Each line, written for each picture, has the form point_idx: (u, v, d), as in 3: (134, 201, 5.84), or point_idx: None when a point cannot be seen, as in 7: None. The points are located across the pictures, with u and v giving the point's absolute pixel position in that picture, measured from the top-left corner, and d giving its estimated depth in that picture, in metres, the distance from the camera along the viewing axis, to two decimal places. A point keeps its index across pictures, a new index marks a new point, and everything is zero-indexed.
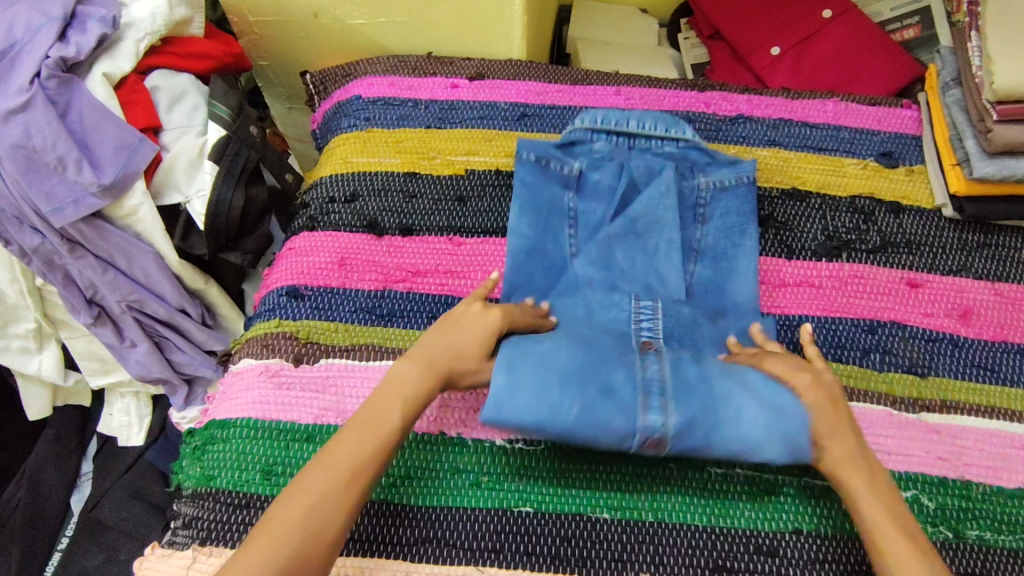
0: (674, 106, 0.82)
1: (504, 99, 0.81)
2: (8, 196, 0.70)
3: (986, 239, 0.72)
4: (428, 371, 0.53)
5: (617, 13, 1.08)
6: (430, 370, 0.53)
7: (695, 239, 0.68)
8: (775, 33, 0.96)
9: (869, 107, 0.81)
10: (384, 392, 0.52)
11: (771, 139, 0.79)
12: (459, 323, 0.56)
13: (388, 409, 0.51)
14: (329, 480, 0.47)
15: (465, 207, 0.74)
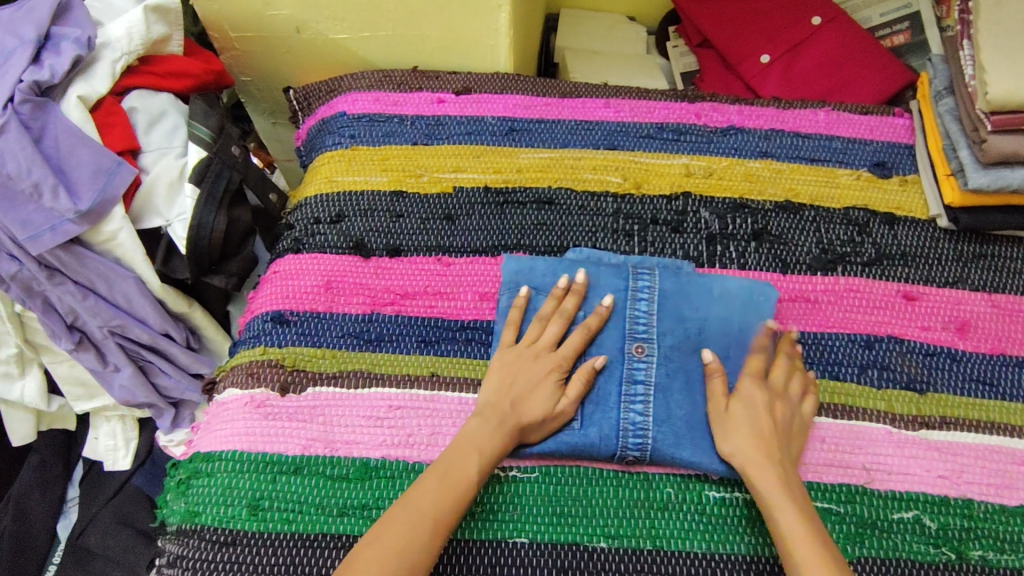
0: (664, 118, 0.80)
1: (491, 114, 0.80)
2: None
3: (982, 249, 0.71)
4: (490, 423, 0.56)
5: (605, 22, 1.07)
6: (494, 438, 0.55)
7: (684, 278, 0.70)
8: (765, 41, 0.95)
9: (861, 115, 0.81)
10: (453, 450, 0.55)
11: (762, 151, 0.78)
12: (515, 374, 0.59)
13: (465, 460, 0.54)
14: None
15: (453, 226, 0.72)
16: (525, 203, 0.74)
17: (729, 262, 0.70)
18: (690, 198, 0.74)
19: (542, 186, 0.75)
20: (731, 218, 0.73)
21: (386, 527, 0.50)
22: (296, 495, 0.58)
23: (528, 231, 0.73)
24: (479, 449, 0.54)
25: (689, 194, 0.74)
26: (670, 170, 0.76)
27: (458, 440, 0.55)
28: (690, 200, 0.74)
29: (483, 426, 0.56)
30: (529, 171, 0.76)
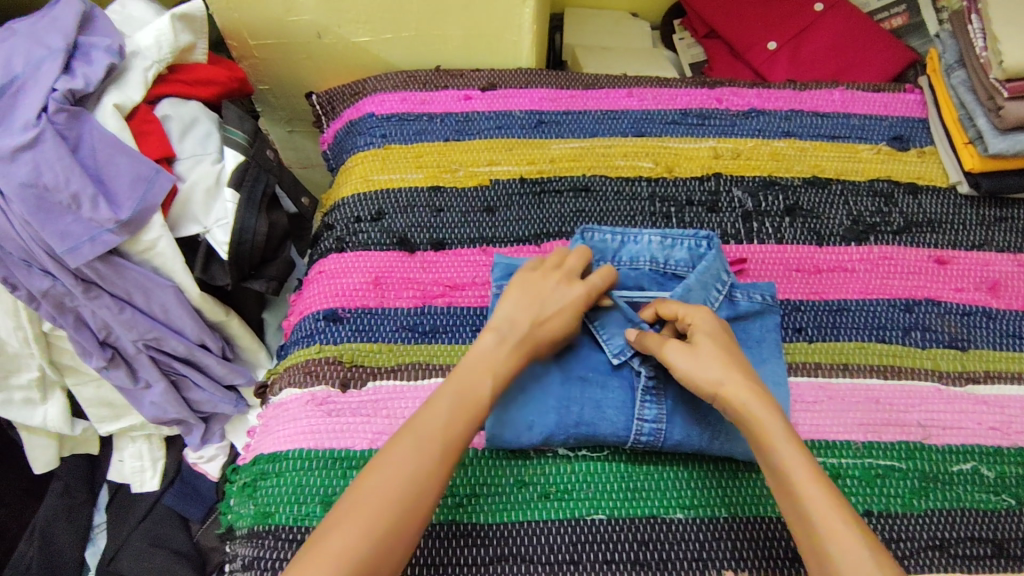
0: (686, 104, 0.83)
1: (518, 108, 0.81)
2: (18, 239, 0.67)
3: (1001, 212, 0.75)
4: (507, 343, 0.55)
5: (610, 19, 1.10)
6: (509, 349, 0.55)
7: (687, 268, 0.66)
8: (770, 29, 0.98)
9: (874, 93, 0.84)
10: (468, 367, 0.54)
11: (785, 130, 0.80)
12: (543, 296, 0.58)
13: (478, 380, 0.52)
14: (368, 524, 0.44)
15: (493, 218, 0.73)
16: (562, 191, 0.75)
17: (767, 237, 0.72)
18: (722, 178, 0.76)
19: (578, 175, 0.76)
20: (763, 195, 0.75)
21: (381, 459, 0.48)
22: None
23: (568, 218, 0.74)
24: (491, 370, 0.53)
25: (720, 175, 0.76)
26: (699, 153, 0.78)
27: (469, 361, 0.54)
28: (721, 180, 0.76)
29: (501, 346, 0.55)
30: (562, 161, 0.78)
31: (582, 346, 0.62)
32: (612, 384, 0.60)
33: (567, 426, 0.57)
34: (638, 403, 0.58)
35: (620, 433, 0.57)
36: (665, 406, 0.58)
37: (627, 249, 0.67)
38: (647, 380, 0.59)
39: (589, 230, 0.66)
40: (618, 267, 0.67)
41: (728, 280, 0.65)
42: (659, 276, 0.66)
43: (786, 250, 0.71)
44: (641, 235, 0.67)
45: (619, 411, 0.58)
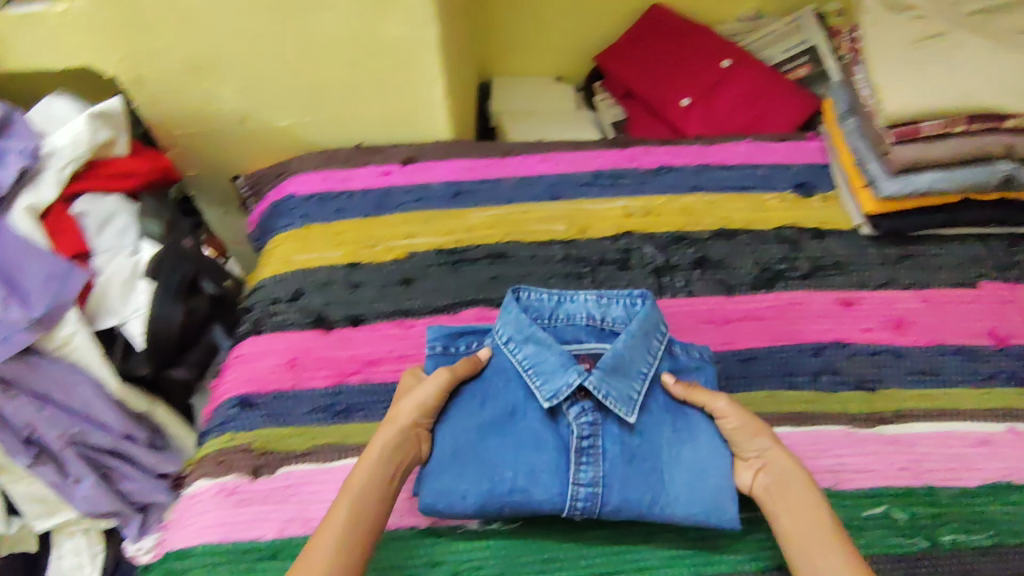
0: (600, 165, 0.85)
1: (436, 179, 0.84)
2: None
3: (904, 250, 0.77)
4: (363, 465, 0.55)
5: (535, 85, 1.14)
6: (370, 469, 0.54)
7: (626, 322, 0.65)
8: (682, 87, 1.02)
9: (779, 143, 0.87)
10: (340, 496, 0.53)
11: (694, 184, 0.83)
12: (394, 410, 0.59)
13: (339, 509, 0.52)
14: None
15: (409, 289, 0.74)
16: (478, 259, 0.77)
17: (678, 291, 0.73)
18: (633, 237, 0.78)
19: (493, 243, 0.78)
20: (672, 250, 0.77)
21: None
22: None
23: (483, 286, 0.75)
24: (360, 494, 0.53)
25: (631, 234, 0.79)
26: (611, 212, 0.81)
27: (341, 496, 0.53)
28: (632, 239, 0.78)
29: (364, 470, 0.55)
30: (479, 229, 0.79)
31: (519, 406, 0.60)
32: (548, 446, 0.58)
33: (501, 494, 0.56)
34: (574, 467, 0.57)
35: (555, 499, 0.56)
36: (602, 467, 0.57)
37: (565, 307, 0.66)
38: (584, 440, 0.58)
39: (525, 288, 0.65)
40: (558, 323, 0.65)
41: (667, 330, 0.65)
42: (598, 333, 0.65)
43: (696, 304, 0.72)
44: (578, 294, 0.66)
45: (553, 476, 0.57)
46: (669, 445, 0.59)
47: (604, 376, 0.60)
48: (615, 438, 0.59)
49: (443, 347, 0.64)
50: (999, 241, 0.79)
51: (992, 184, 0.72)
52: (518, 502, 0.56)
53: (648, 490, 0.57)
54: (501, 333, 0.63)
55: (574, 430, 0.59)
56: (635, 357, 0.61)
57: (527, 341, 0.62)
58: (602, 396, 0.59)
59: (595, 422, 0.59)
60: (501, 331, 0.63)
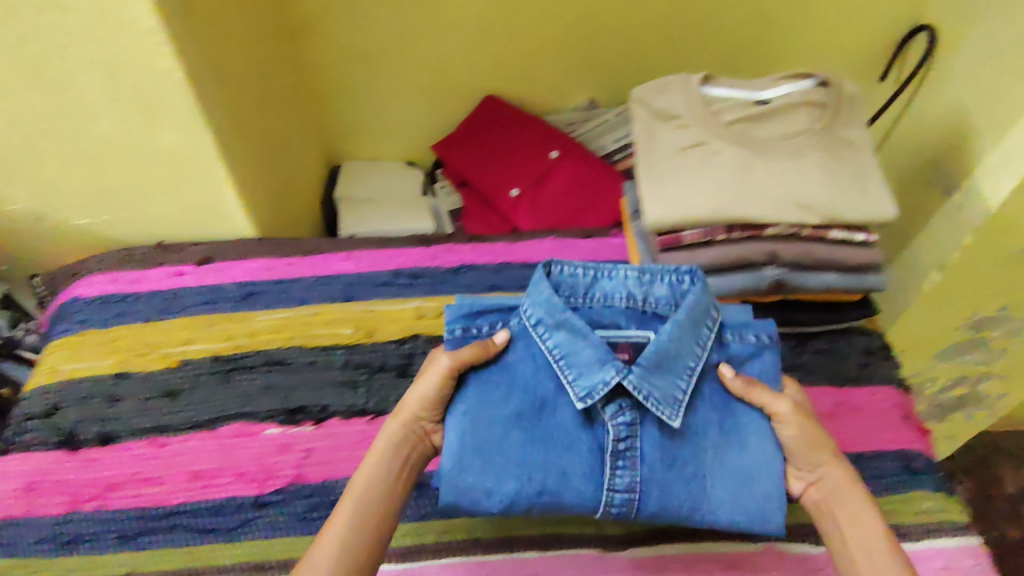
0: (401, 265, 0.84)
1: (230, 280, 0.82)
2: None
3: None
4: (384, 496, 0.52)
5: (384, 171, 1.15)
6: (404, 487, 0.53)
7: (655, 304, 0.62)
8: (512, 178, 1.03)
9: (584, 239, 0.88)
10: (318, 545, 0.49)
11: (492, 284, 0.83)
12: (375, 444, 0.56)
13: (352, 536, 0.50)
14: None
15: (173, 402, 0.72)
16: (254, 367, 0.75)
17: None
18: (420, 340, 0.77)
19: (273, 349, 0.76)
20: None
21: None
22: None
23: (253, 397, 0.73)
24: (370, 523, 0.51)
25: (418, 336, 0.77)
26: (402, 315, 0.79)
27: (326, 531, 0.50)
28: (418, 342, 0.77)
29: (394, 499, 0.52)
30: (262, 334, 0.77)
31: (551, 398, 0.58)
32: (581, 446, 0.56)
33: (529, 496, 0.55)
34: (607, 471, 0.56)
35: (588, 503, 0.55)
36: (639, 471, 0.55)
37: (601, 285, 0.62)
38: (621, 442, 0.56)
39: (560, 263, 0.61)
40: (593, 304, 0.62)
41: (718, 317, 0.62)
42: (639, 315, 0.62)
43: None
44: (617, 270, 0.62)
45: (586, 478, 0.56)
46: (750, 442, 0.56)
47: (644, 373, 0.56)
48: (654, 440, 0.56)
49: (464, 331, 0.61)
50: (788, 340, 0.79)
51: (761, 289, 0.72)
52: (545, 500, 0.55)
53: (695, 494, 0.55)
54: (530, 315, 0.60)
55: (605, 442, 0.56)
56: (680, 350, 0.58)
57: (558, 326, 0.59)
58: (643, 398, 0.56)
59: (633, 423, 0.56)
60: (531, 312, 0.60)
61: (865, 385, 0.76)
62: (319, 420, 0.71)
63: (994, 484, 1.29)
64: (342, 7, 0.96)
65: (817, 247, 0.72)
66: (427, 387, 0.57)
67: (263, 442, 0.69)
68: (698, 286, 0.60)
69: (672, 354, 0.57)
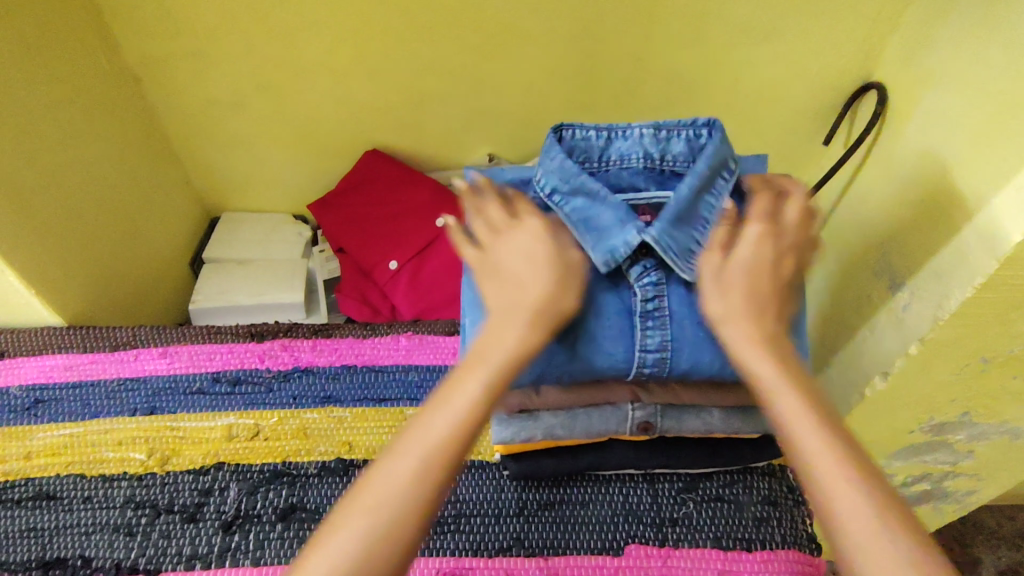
0: (223, 365, 0.72)
1: (18, 382, 0.70)
2: None
3: (552, 495, 0.64)
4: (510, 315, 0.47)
5: (264, 226, 1.02)
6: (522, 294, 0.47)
7: (656, 157, 0.58)
8: (392, 247, 0.89)
9: (447, 336, 0.76)
10: (494, 326, 0.46)
11: (325, 395, 0.70)
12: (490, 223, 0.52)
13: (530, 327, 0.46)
14: (408, 491, 0.41)
15: None
16: (19, 501, 0.62)
17: (241, 558, 0.58)
18: (222, 470, 0.64)
19: (46, 477, 0.64)
20: (261, 494, 0.62)
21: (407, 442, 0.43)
22: None
23: (10, 541, 0.60)
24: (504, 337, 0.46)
25: (222, 465, 0.64)
26: (208, 436, 0.66)
27: (499, 316, 0.47)
28: (221, 473, 0.64)
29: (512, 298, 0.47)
30: (38, 456, 0.65)
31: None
32: (609, 306, 0.52)
33: (558, 363, 0.52)
34: (639, 328, 0.52)
35: (620, 364, 0.52)
36: (670, 328, 0.52)
37: (616, 147, 0.59)
38: (649, 301, 0.52)
39: (569, 127, 0.58)
40: (608, 168, 0.58)
41: (733, 170, 0.58)
42: (656, 176, 0.58)
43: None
44: (630, 129, 0.58)
45: (618, 339, 0.52)
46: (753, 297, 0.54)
47: (667, 228, 0.52)
48: (682, 296, 0.53)
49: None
50: (673, 482, 0.65)
51: (625, 431, 0.60)
52: (579, 365, 0.52)
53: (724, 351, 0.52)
54: (543, 185, 0.57)
55: (637, 297, 0.52)
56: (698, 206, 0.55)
57: (573, 194, 0.56)
58: (665, 253, 0.52)
59: (660, 281, 0.53)
60: (543, 181, 0.57)
61: (762, 549, 0.61)
62: None
63: (971, 567, 1.13)
64: (186, 50, 0.83)
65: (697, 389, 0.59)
66: (531, 239, 0.50)
67: None
68: (716, 138, 0.57)
69: (690, 203, 0.54)
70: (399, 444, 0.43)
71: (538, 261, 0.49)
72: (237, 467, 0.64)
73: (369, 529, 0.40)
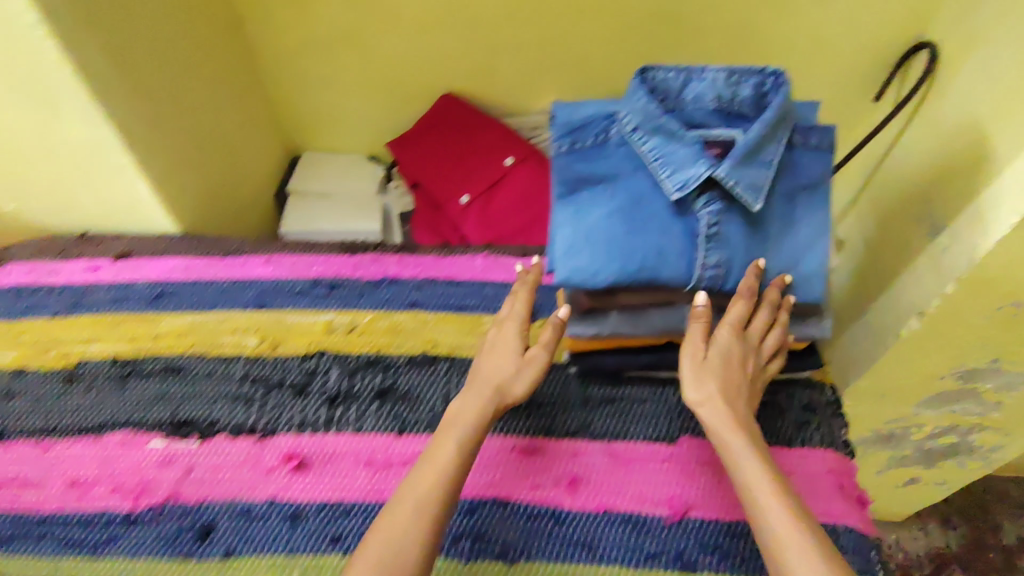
0: (319, 273, 0.81)
1: (144, 278, 0.80)
2: None
3: (612, 392, 0.71)
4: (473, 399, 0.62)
5: (341, 164, 1.11)
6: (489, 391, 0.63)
7: (728, 101, 0.64)
8: (463, 182, 0.97)
9: (518, 258, 0.83)
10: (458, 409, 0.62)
11: (411, 301, 0.78)
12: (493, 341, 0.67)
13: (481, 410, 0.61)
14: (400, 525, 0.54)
15: (63, 402, 0.70)
16: (150, 373, 0.72)
17: (346, 426, 0.68)
18: (325, 356, 0.73)
19: (173, 355, 0.74)
20: (358, 377, 0.72)
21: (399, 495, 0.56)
22: None
23: (144, 405, 0.70)
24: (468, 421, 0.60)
25: (324, 353, 0.74)
26: (311, 328, 0.76)
27: (465, 402, 0.62)
28: (323, 359, 0.73)
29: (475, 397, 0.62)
30: (166, 339, 0.75)
31: (646, 194, 0.62)
32: (674, 230, 0.60)
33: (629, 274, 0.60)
34: (699, 250, 0.60)
35: (683, 276, 0.60)
36: (725, 250, 0.60)
37: (691, 89, 0.64)
38: (711, 227, 0.60)
39: (652, 69, 0.63)
40: (683, 108, 0.65)
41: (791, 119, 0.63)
42: (723, 118, 0.65)
43: (358, 440, 0.67)
44: (707, 71, 0.63)
45: (682, 256, 0.60)
46: (797, 234, 0.63)
47: (735, 166, 0.58)
48: (738, 227, 0.61)
49: (568, 146, 0.65)
50: None
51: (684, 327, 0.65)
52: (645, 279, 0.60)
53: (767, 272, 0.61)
54: (627, 123, 0.63)
55: (699, 224, 0.60)
56: (764, 145, 0.60)
57: (654, 132, 0.62)
58: (732, 186, 0.58)
59: (722, 211, 0.60)
60: (628, 120, 0.63)
61: (800, 446, 0.69)
62: (204, 436, 0.68)
63: (991, 529, 1.19)
64: None
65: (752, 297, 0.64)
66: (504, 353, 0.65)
67: (145, 455, 0.67)
68: (782, 88, 0.62)
69: (757, 146, 0.60)
70: (402, 498, 0.56)
71: (506, 350, 0.66)
72: (337, 356, 0.73)
73: (395, 546, 0.53)
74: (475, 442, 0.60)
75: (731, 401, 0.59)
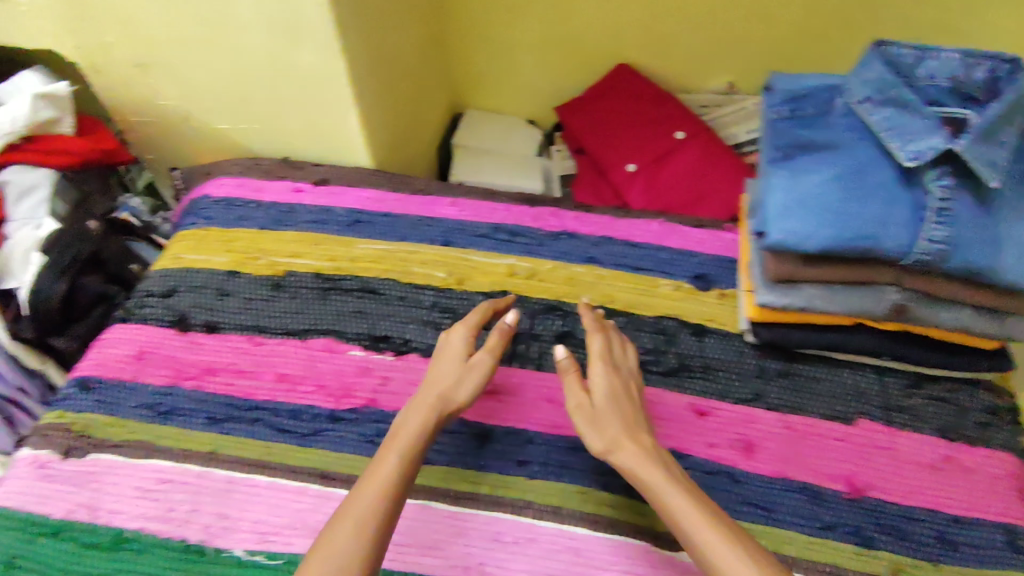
0: (501, 219, 0.84)
1: (341, 205, 0.86)
2: None
3: (788, 367, 0.72)
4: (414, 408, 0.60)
5: (503, 125, 1.15)
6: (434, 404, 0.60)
7: (965, 81, 0.62)
8: (630, 151, 0.99)
9: (693, 229, 0.84)
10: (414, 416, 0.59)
11: (589, 256, 0.81)
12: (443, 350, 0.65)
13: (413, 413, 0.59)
14: (353, 529, 0.50)
15: (273, 304, 0.77)
16: (348, 291, 0.78)
17: (529, 362, 0.72)
18: (508, 296, 0.77)
19: (369, 277, 0.79)
20: (540, 320, 0.75)
21: (348, 504, 0.53)
22: (43, 560, 0.60)
23: (344, 318, 0.76)
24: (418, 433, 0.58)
25: (508, 293, 0.77)
26: (495, 269, 0.79)
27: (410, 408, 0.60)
28: (506, 298, 0.77)
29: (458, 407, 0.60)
30: (361, 261, 0.80)
31: (870, 165, 0.62)
32: (899, 202, 0.60)
33: (844, 241, 0.60)
34: (926, 224, 0.59)
35: (903, 249, 0.59)
36: (954, 228, 0.58)
37: (926, 66, 0.64)
38: (939, 202, 0.59)
39: (889, 44, 0.64)
40: (917, 84, 0.64)
41: None
42: (958, 99, 0.63)
43: (541, 377, 0.70)
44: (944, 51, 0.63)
45: (904, 229, 0.59)
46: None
47: (974, 142, 0.58)
48: (970, 206, 0.59)
49: (787, 114, 0.68)
50: (901, 378, 0.72)
51: (881, 309, 0.65)
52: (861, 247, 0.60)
53: (997, 256, 0.59)
54: (857, 94, 0.64)
55: (927, 198, 0.59)
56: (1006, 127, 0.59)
57: (886, 103, 0.62)
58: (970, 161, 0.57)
59: (952, 188, 0.59)
60: (858, 91, 0.63)
61: (983, 446, 0.67)
62: (399, 352, 0.73)
63: None
64: None
65: (964, 288, 0.62)
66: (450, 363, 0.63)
67: (346, 361, 0.72)
68: None
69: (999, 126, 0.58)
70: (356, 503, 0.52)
71: (449, 358, 0.63)
72: (521, 297, 0.77)
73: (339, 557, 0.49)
74: (414, 459, 0.56)
75: (632, 437, 0.57)
